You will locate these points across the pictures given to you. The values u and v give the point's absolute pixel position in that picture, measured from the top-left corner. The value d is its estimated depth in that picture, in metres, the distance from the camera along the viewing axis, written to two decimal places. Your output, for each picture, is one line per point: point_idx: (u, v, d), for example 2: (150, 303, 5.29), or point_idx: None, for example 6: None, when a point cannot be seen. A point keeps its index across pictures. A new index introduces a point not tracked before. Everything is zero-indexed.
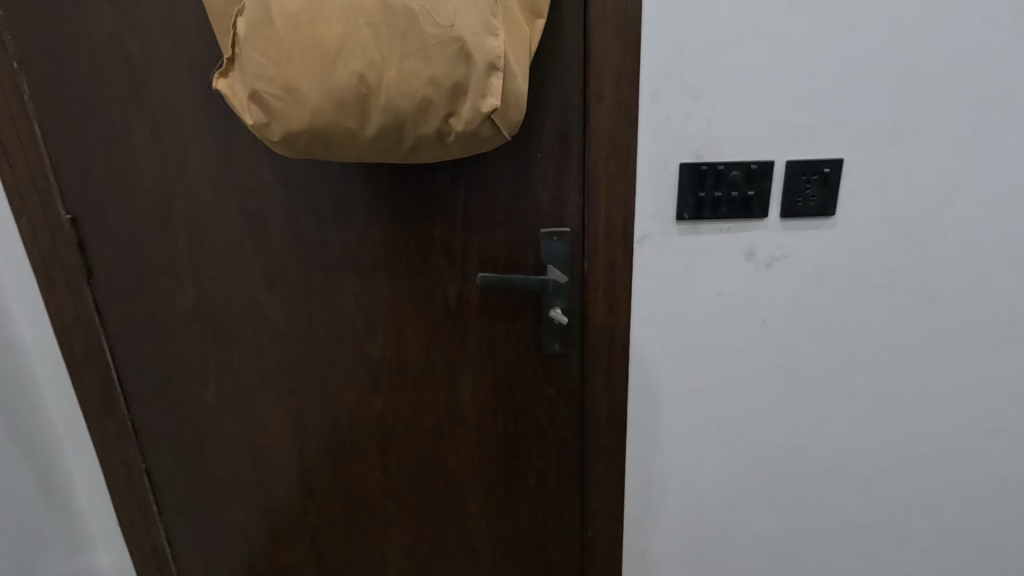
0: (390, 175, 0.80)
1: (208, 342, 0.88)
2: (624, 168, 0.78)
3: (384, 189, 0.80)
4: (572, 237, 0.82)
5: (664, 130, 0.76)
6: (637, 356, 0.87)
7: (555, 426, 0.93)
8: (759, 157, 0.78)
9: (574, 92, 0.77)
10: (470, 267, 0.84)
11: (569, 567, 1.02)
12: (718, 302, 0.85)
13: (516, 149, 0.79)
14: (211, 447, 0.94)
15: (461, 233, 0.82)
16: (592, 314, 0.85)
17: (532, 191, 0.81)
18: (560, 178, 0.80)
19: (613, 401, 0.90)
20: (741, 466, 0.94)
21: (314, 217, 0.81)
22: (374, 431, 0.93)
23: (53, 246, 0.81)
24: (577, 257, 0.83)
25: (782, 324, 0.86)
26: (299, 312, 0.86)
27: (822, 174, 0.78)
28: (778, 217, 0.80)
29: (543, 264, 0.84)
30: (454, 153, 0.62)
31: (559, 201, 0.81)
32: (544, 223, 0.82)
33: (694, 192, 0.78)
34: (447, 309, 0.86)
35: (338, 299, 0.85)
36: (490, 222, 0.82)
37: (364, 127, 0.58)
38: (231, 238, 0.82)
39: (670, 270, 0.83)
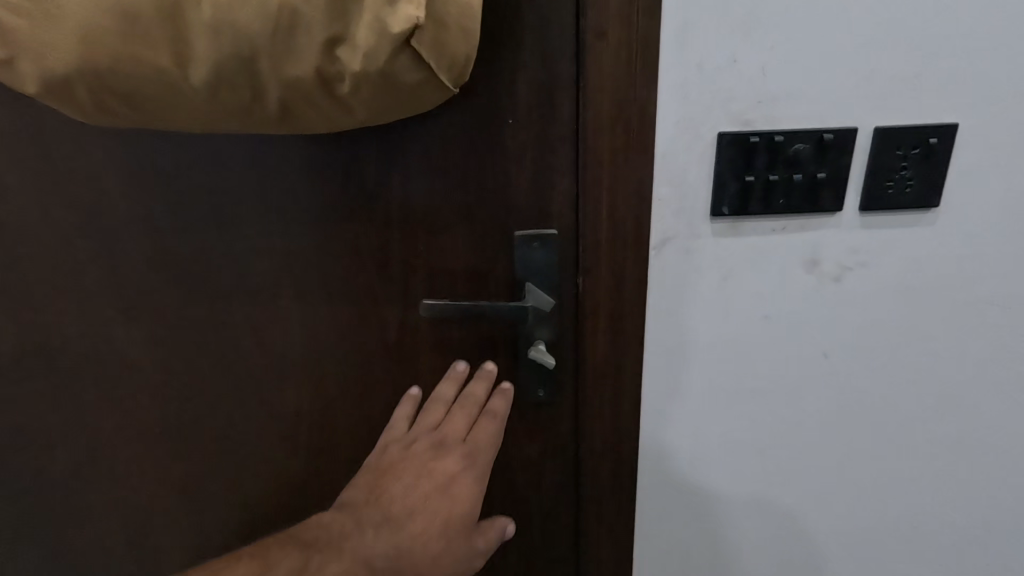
0: (292, 154, 0.54)
1: (52, 392, 0.63)
2: (638, 141, 0.52)
3: (285, 175, 0.54)
4: (562, 242, 0.58)
5: (696, 84, 0.51)
6: (651, 404, 0.64)
7: (541, 494, 0.70)
8: (835, 124, 0.53)
9: (562, 24, 0.51)
10: (416, 287, 0.59)
11: None
12: (765, 331, 0.61)
13: (478, 114, 0.53)
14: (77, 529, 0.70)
15: (399, 238, 0.57)
16: (591, 350, 0.61)
17: (503, 177, 0.56)
18: (543, 157, 0.55)
19: (618, 461, 0.66)
20: (785, 536, 0.71)
21: (185, 218, 0.56)
22: (293, 507, 0.68)
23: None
24: (568, 271, 0.59)
25: (852, 359, 0.62)
26: (177, 351, 0.61)
27: (925, 147, 0.53)
28: (856, 210, 0.56)
29: (520, 280, 0.59)
30: (365, 118, 0.38)
31: (542, 191, 0.56)
32: (520, 223, 0.57)
33: (738, 175, 0.53)
34: (387, 345, 0.61)
35: (228, 333, 0.60)
36: (442, 222, 0.57)
37: (189, 67, 0.33)
38: (67, 246, 0.57)
39: (699, 289, 0.59)
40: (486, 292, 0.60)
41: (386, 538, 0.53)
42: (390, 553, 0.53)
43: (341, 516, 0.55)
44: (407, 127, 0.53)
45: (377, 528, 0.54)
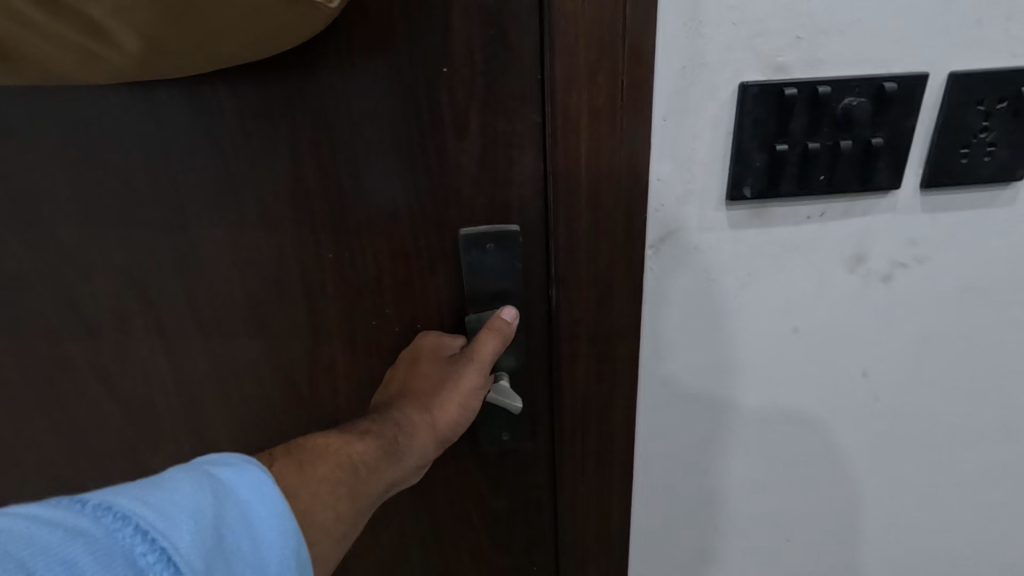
0: (155, 130, 0.40)
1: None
2: (632, 95, 0.36)
3: (150, 158, 0.41)
4: (525, 244, 0.44)
5: (713, 9, 0.35)
6: (646, 442, 0.50)
7: (512, 540, 0.58)
8: (898, 69, 0.38)
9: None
10: (332, 300, 0.46)
11: None
12: (791, 349, 0.47)
13: (402, 65, 0.38)
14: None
15: (306, 239, 0.44)
16: (569, 381, 0.47)
17: (442, 157, 0.41)
18: (498, 126, 0.40)
19: (605, 511, 0.52)
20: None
21: (32, 216, 0.43)
22: None
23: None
24: (537, 280, 0.45)
25: (897, 378, 0.49)
26: (49, 379, 0.50)
27: (1014, 100, 0.39)
28: (917, 188, 0.42)
29: (470, 291, 0.45)
30: (139, 49, 0.28)
31: (497, 176, 0.42)
32: (467, 217, 0.43)
33: (766, 144, 0.38)
34: (308, 377, 0.49)
35: (107, 356, 0.48)
36: (358, 214, 0.43)
37: None
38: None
39: (710, 299, 0.44)
40: (423, 307, 0.47)
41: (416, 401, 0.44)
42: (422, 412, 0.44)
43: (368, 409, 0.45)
44: (305, 90, 0.39)
45: (402, 400, 0.45)
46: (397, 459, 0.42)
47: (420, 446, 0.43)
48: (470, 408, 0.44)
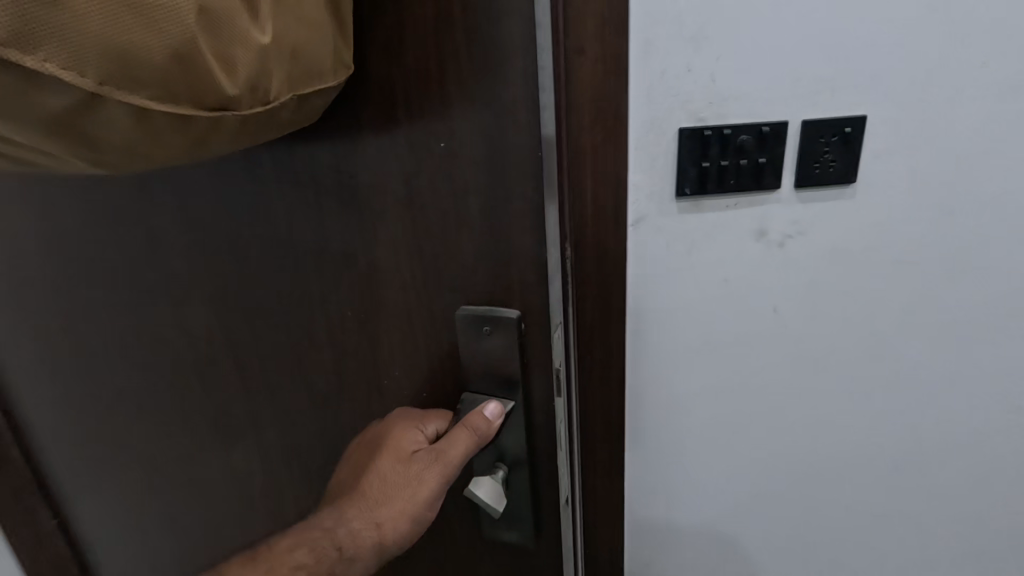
0: (273, 212, 0.60)
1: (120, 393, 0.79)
2: (612, 139, 0.64)
3: (268, 234, 0.61)
4: (522, 314, 0.59)
5: (659, 88, 0.64)
6: (632, 355, 0.77)
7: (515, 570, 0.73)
8: (771, 118, 0.65)
9: (512, 83, 0.49)
10: (394, 321, 0.62)
11: None
12: (724, 293, 0.73)
13: (429, 174, 0.54)
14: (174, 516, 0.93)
15: (371, 287, 0.61)
16: (580, 320, 0.73)
17: (458, 246, 0.57)
18: (501, 221, 0.55)
19: (609, 411, 0.78)
20: (751, 465, 0.84)
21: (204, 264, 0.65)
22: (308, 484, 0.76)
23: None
24: (531, 341, 0.60)
25: (797, 311, 0.75)
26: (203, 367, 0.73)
27: (843, 134, 0.66)
28: (792, 187, 0.69)
29: (483, 342, 0.60)
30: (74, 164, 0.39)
31: (505, 252, 0.56)
32: (483, 276, 0.57)
33: (696, 162, 0.66)
34: (372, 375, 0.66)
35: (249, 349, 0.69)
36: (410, 261, 0.59)
37: None
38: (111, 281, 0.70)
39: (669, 261, 0.71)
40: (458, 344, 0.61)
41: (371, 513, 0.62)
42: (377, 522, 0.62)
43: (330, 512, 0.64)
44: (365, 178, 0.56)
45: (357, 514, 0.62)
46: (349, 559, 0.62)
47: (369, 547, 0.62)
48: (421, 511, 0.62)
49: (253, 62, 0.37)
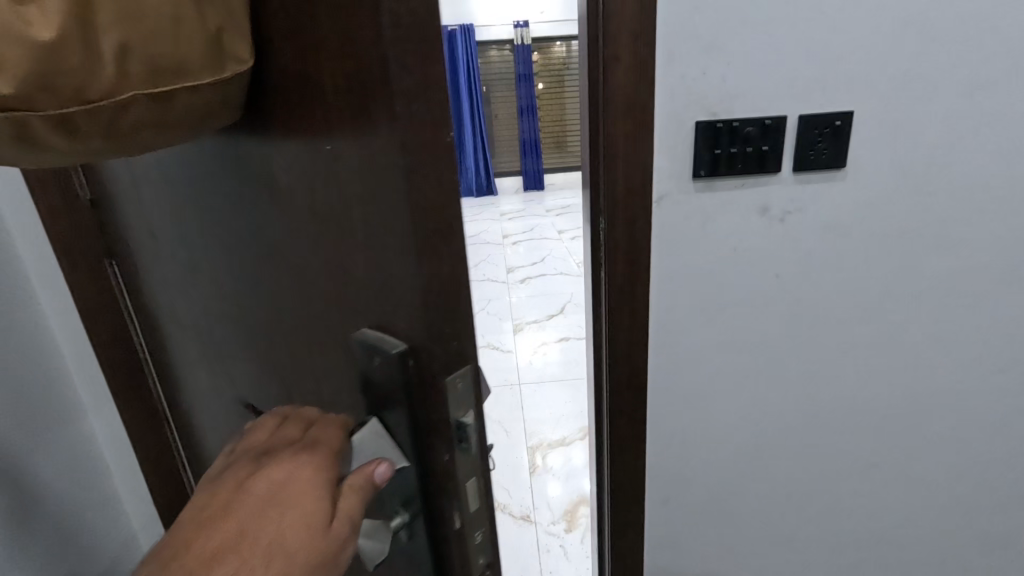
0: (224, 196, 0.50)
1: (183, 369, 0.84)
2: (640, 128, 0.79)
3: (219, 222, 0.52)
4: (412, 346, 0.42)
5: (680, 88, 0.78)
6: (656, 313, 0.90)
7: None
8: (773, 112, 0.79)
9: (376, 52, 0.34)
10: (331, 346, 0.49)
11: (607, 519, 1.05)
12: (732, 260, 0.87)
13: (323, 172, 0.41)
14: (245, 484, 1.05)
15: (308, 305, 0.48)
16: (610, 278, 0.87)
17: (353, 259, 0.42)
18: (396, 242, 0.38)
19: (634, 360, 0.92)
20: (757, 415, 0.97)
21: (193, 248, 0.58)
22: None
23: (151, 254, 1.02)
24: (425, 383, 0.42)
25: (796, 276, 0.88)
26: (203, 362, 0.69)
27: (833, 127, 0.80)
28: (791, 170, 0.82)
29: (372, 367, 0.44)
30: None
31: (388, 282, 0.41)
32: (382, 296, 0.42)
33: (709, 149, 0.80)
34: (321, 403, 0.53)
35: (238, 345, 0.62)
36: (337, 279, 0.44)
37: None
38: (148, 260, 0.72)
39: (686, 231, 0.85)
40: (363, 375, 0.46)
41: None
42: None
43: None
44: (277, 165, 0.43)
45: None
46: None
47: None
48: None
49: (30, 65, 0.29)
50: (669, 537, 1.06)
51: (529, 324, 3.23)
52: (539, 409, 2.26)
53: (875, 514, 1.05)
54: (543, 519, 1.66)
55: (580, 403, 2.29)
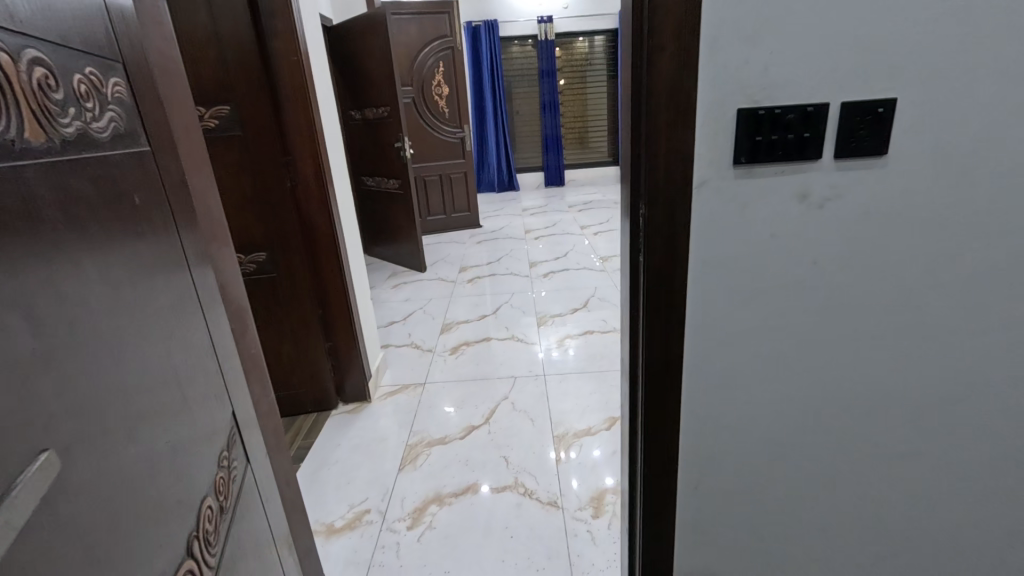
0: None
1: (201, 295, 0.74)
2: (681, 115, 0.81)
3: None
4: None
5: (723, 76, 0.79)
6: (693, 298, 0.92)
7: None
8: (815, 99, 0.81)
9: None
10: None
11: (642, 500, 1.07)
12: (771, 245, 0.89)
13: None
14: (265, 418, 1.12)
15: None
16: (649, 262, 0.89)
17: None
18: None
19: (671, 342, 0.94)
20: (789, 399, 0.98)
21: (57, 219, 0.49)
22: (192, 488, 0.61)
23: (203, 194, 0.96)
24: None
25: (832, 264, 0.90)
26: (82, 314, 0.46)
27: (875, 114, 0.81)
28: (832, 157, 0.84)
29: None
30: None
31: None
32: None
33: (750, 136, 0.82)
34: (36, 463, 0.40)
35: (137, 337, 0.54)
36: None
37: None
38: (68, 164, 0.47)
39: (724, 218, 0.87)
40: None
41: None
42: None
43: None
44: None
45: None
46: None
47: None
48: None
49: None
50: (700, 519, 1.07)
51: (553, 318, 3.26)
52: (564, 400, 2.29)
53: (905, 503, 1.05)
54: (570, 505, 1.69)
55: (604, 394, 2.31)
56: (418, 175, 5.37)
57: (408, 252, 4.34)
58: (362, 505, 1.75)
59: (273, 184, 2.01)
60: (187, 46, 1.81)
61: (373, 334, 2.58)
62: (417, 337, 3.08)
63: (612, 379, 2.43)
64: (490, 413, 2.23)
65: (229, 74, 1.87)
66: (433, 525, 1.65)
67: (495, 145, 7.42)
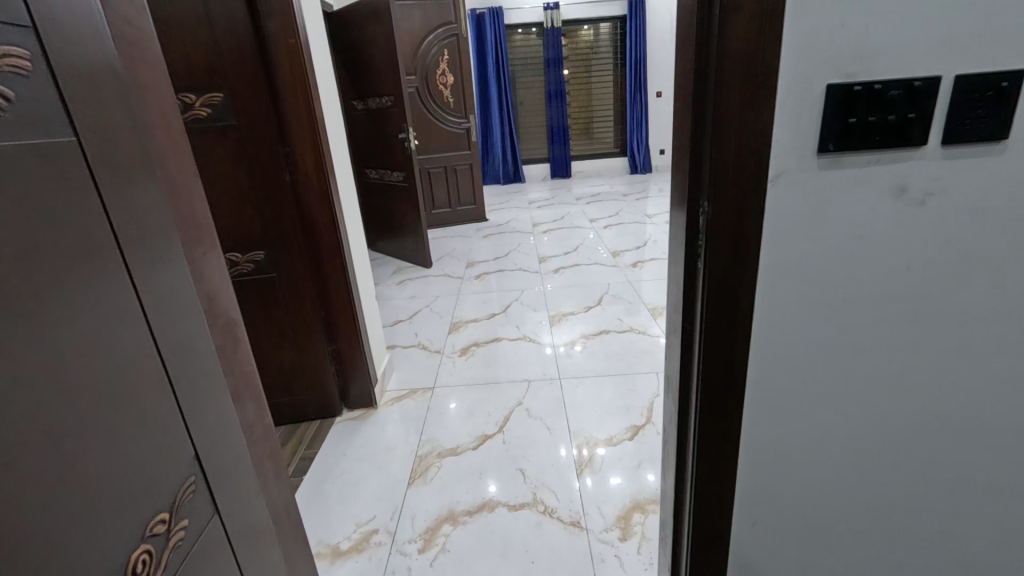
0: None
1: (109, 327, 0.60)
2: (757, 93, 0.66)
3: None
4: None
5: (811, 43, 0.64)
6: (761, 310, 0.78)
7: None
8: (924, 72, 0.66)
9: None
10: None
11: (689, 535, 0.94)
12: (859, 249, 0.74)
13: None
14: (260, 442, 0.99)
15: None
16: (711, 269, 0.75)
17: None
18: None
19: (732, 360, 0.80)
20: (866, 428, 0.85)
21: None
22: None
23: (182, 190, 0.82)
24: None
25: (929, 271, 0.75)
26: None
27: (997, 90, 0.66)
28: (938, 143, 0.69)
29: None
30: None
31: None
32: None
33: (841, 117, 0.67)
34: None
35: None
36: None
37: None
38: None
39: (805, 217, 0.73)
40: None
41: None
42: None
43: None
44: None
45: None
46: None
47: None
48: None
49: None
50: (756, 559, 0.94)
51: (567, 316, 3.11)
52: (582, 407, 2.15)
53: (994, 544, 0.91)
54: (594, 526, 1.56)
55: (625, 400, 2.17)
56: (423, 167, 5.23)
57: (413, 247, 4.21)
58: (369, 524, 1.62)
59: (271, 178, 1.87)
60: (174, 27, 1.67)
61: (379, 335, 2.45)
62: (424, 337, 2.95)
63: (633, 384, 2.29)
64: (504, 421, 2.10)
65: (221, 58, 1.72)
66: (446, 548, 1.52)
67: (501, 136, 7.26)
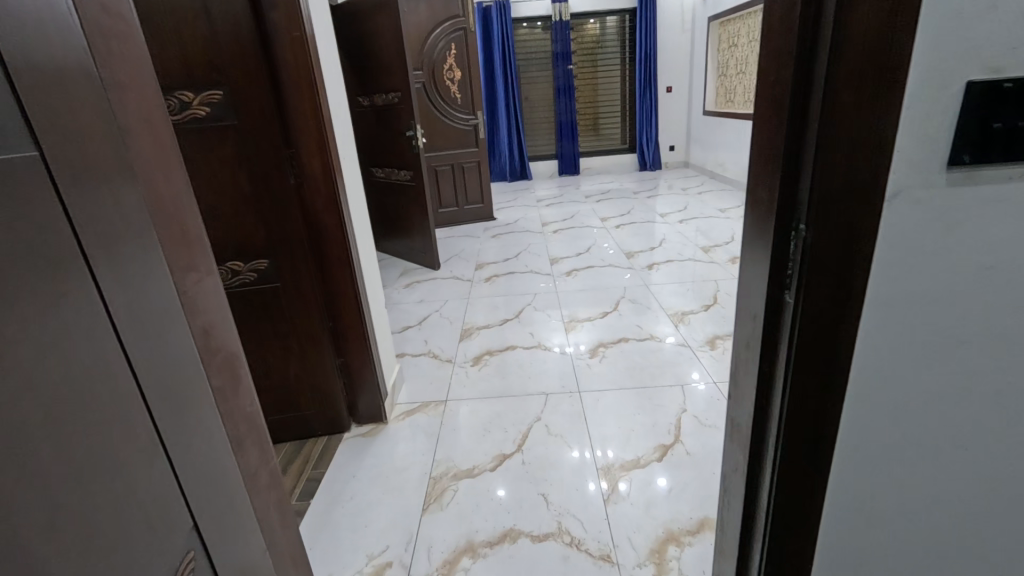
0: None
1: (70, 392, 0.47)
2: (880, 90, 0.53)
3: None
4: None
5: (952, 30, 0.51)
6: (863, 352, 0.65)
7: None
8: None
9: None
10: None
11: None
12: (986, 281, 0.61)
13: None
14: (264, 490, 0.87)
15: None
16: (804, 304, 0.62)
17: None
18: None
19: (823, 410, 0.68)
20: (976, 487, 0.72)
21: None
22: None
23: (170, 206, 0.69)
24: None
25: None
26: None
27: None
28: None
29: None
30: None
31: None
32: None
33: (984, 122, 0.55)
34: None
35: None
36: None
37: None
38: None
39: (924, 243, 0.60)
40: None
41: None
42: None
43: None
44: None
45: None
46: None
47: None
48: None
49: None
50: None
51: (582, 322, 2.99)
52: (605, 423, 2.03)
53: None
54: (627, 560, 1.44)
55: (650, 416, 2.05)
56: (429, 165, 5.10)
57: (420, 248, 4.09)
58: (382, 557, 1.50)
59: (275, 182, 1.75)
60: (168, 18, 1.54)
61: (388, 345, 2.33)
62: (434, 345, 2.83)
63: (657, 397, 2.18)
64: (522, 438, 1.98)
65: (220, 52, 1.59)
66: None
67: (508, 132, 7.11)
